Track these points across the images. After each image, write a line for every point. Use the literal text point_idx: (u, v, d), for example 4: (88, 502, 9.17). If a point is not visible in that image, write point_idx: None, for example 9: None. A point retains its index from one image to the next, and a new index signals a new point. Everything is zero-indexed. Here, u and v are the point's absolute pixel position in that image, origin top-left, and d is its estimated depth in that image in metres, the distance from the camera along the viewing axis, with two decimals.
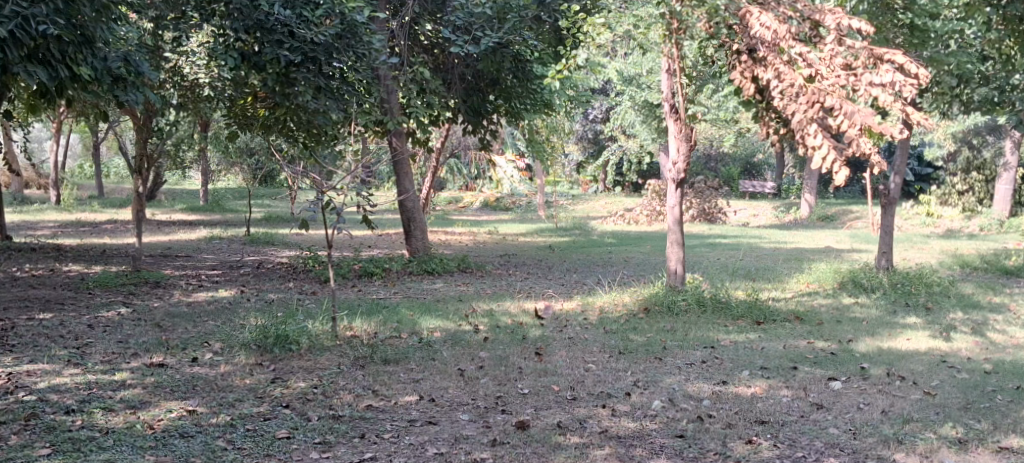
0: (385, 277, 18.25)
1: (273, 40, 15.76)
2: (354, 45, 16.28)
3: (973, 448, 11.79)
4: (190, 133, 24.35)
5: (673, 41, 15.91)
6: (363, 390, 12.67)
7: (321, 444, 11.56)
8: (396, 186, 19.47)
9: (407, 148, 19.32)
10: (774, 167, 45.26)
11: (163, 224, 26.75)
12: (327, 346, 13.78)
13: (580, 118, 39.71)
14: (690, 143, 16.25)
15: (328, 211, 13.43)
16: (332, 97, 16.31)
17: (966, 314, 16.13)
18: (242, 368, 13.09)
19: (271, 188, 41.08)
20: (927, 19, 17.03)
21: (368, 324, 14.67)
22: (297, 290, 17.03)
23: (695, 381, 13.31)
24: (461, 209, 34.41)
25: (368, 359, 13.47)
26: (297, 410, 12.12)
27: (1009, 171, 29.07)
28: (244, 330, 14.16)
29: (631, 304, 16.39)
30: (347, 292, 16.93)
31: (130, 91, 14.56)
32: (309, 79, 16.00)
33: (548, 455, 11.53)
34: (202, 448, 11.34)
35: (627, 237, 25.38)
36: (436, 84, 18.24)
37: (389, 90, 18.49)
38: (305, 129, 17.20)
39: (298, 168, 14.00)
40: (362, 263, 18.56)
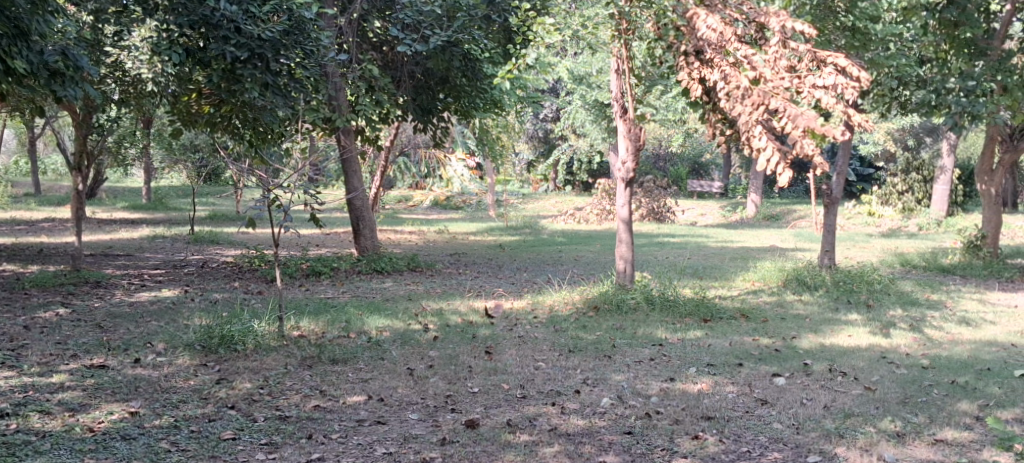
0: (333, 276, 18.37)
1: (219, 36, 15.79)
2: (303, 41, 16.53)
3: (910, 441, 12.13)
4: (132, 130, 24.30)
5: (621, 41, 16.48)
6: (310, 390, 12.83)
7: (267, 445, 11.71)
8: (345, 185, 19.51)
9: (356, 146, 19.39)
10: (721, 168, 45.80)
11: (104, 222, 26.63)
12: (273, 346, 13.91)
13: (530, 118, 39.90)
14: (638, 143, 16.72)
15: (277, 210, 13.36)
16: (280, 94, 16.39)
17: (905, 311, 16.54)
18: (187, 368, 13.20)
19: (214, 186, 40.91)
20: (869, 22, 17.51)
21: (315, 324, 14.83)
22: (243, 289, 17.11)
23: (643, 378, 13.60)
24: (410, 208, 34.50)
25: (315, 359, 13.62)
26: (242, 411, 12.26)
27: (946, 173, 29.57)
28: (188, 331, 14.28)
29: (581, 303, 16.67)
30: (295, 292, 17.03)
31: (68, 86, 14.48)
32: (256, 76, 15.97)
33: (497, 454, 11.74)
34: (144, 450, 11.45)
35: (576, 236, 25.62)
36: (386, 82, 18.26)
37: (339, 88, 18.55)
38: (251, 127, 17.58)
39: (244, 165, 13.90)
40: (311, 262, 18.67)
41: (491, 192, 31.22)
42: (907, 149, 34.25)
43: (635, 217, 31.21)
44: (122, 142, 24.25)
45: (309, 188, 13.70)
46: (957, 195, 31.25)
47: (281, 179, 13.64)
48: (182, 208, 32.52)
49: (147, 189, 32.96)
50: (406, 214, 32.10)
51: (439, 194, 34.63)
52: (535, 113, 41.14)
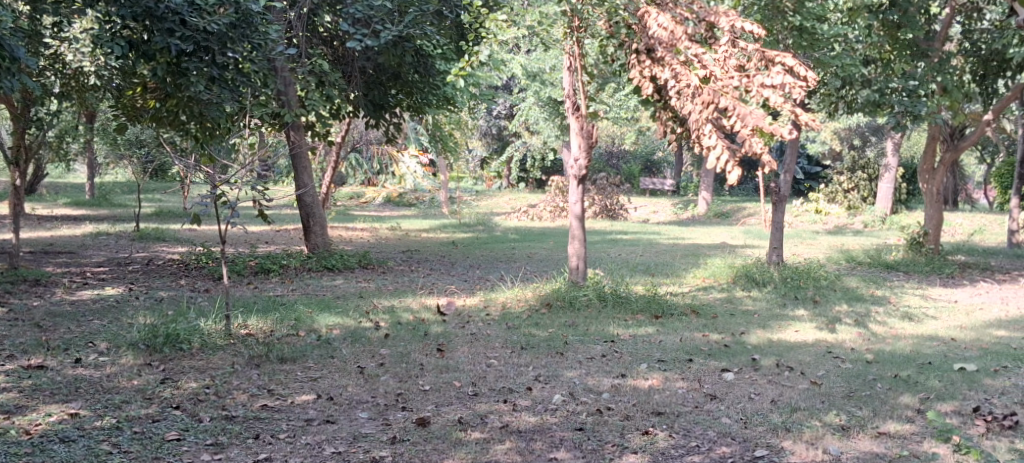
0: (282, 274, 18.43)
1: (163, 28, 15.48)
2: (250, 35, 16.20)
3: (854, 434, 12.36)
4: (73, 125, 24.27)
5: (574, 39, 16.58)
6: (258, 389, 12.91)
7: (213, 445, 11.76)
8: (295, 181, 19.53)
9: (306, 142, 19.40)
10: (673, 166, 46.16)
11: (45, 219, 26.51)
12: (219, 345, 13.97)
13: (484, 115, 40.08)
14: (590, 141, 16.76)
15: (224, 205, 13.42)
16: (226, 88, 16.30)
17: (850, 307, 16.87)
18: (130, 368, 13.24)
19: (160, 182, 40.83)
20: (815, 22, 17.85)
21: (263, 322, 14.90)
22: (189, 288, 17.13)
23: (594, 375, 13.79)
24: (363, 205, 34.55)
25: (263, 358, 13.70)
26: (187, 411, 12.32)
27: (890, 171, 30.03)
28: (131, 330, 14.33)
29: (533, 300, 16.85)
30: (242, 290, 17.05)
31: (6, 79, 14.09)
32: (202, 69, 15.89)
33: (447, 451, 11.86)
34: (84, 452, 11.47)
35: (529, 233, 25.80)
36: (335, 77, 18.14)
37: (287, 82, 18.75)
38: (198, 122, 17.00)
39: (191, 162, 13.95)
40: (259, 260, 18.72)
41: (444, 188, 31.32)
42: (853, 148, 34.80)
43: (588, 214, 31.44)
44: (63, 137, 24.20)
45: (256, 183, 13.86)
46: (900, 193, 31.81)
47: (228, 175, 13.74)
48: (127, 204, 32.41)
49: (91, 186, 32.80)
50: (358, 210, 32.20)
51: (391, 191, 34.67)
52: (488, 110, 41.30)
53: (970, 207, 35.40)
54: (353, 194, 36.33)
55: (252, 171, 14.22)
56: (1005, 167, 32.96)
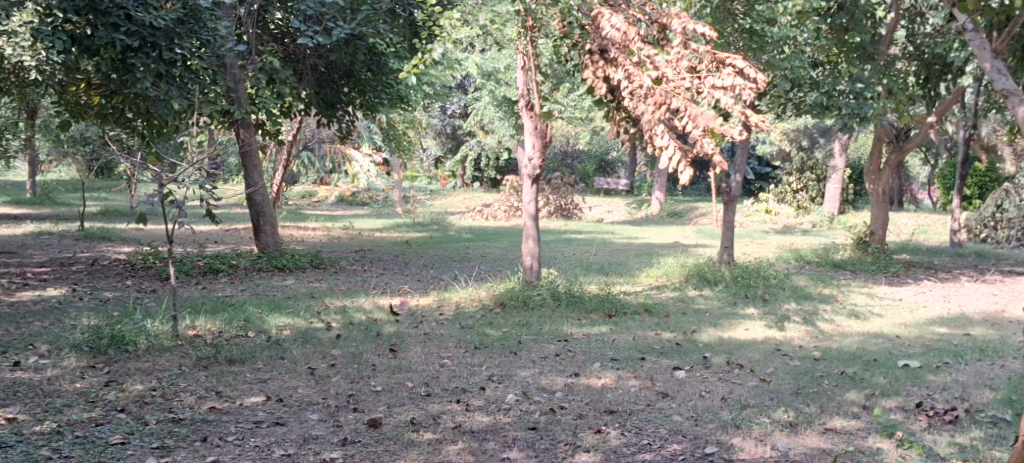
0: (231, 274, 18.45)
1: (108, 23, 15.24)
2: (197, 31, 16.23)
3: (802, 430, 12.54)
4: (15, 121, 24.05)
5: (528, 38, 16.78)
6: (206, 391, 12.95)
7: (159, 449, 11.75)
8: (245, 180, 19.49)
9: (255, 141, 19.22)
10: (627, 166, 46.43)
11: None
12: (166, 346, 13.99)
13: (438, 114, 40.09)
14: (545, 140, 17.08)
15: (171, 203, 13.34)
16: (174, 84, 16.03)
17: (799, 305, 17.14)
18: (73, 370, 13.20)
19: (105, 181, 40.49)
20: (765, 25, 18.12)
21: (212, 323, 14.93)
22: (135, 288, 17.10)
23: (548, 374, 13.94)
24: (315, 204, 34.49)
25: (212, 359, 13.75)
26: (132, 414, 12.30)
27: (837, 173, 30.60)
28: (73, 332, 14.27)
29: (487, 299, 16.99)
30: (190, 291, 17.05)
31: None
32: (148, 65, 15.65)
33: (400, 452, 11.95)
34: (23, 457, 11.40)
35: (484, 232, 25.92)
36: (287, 74, 18.13)
37: (237, 80, 18.70)
38: (145, 119, 17.15)
39: (137, 160, 13.81)
40: (208, 260, 18.73)
41: (398, 188, 31.34)
42: (801, 150, 35.26)
43: (542, 214, 31.59)
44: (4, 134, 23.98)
45: (204, 182, 13.81)
46: (846, 193, 32.32)
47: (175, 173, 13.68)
48: (71, 203, 32.12)
49: (33, 184, 32.49)
50: (310, 210, 32.22)
51: (344, 190, 34.64)
52: (443, 109, 41.37)
53: (915, 208, 35.96)
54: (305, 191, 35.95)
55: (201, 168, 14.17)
56: (948, 168, 33.56)
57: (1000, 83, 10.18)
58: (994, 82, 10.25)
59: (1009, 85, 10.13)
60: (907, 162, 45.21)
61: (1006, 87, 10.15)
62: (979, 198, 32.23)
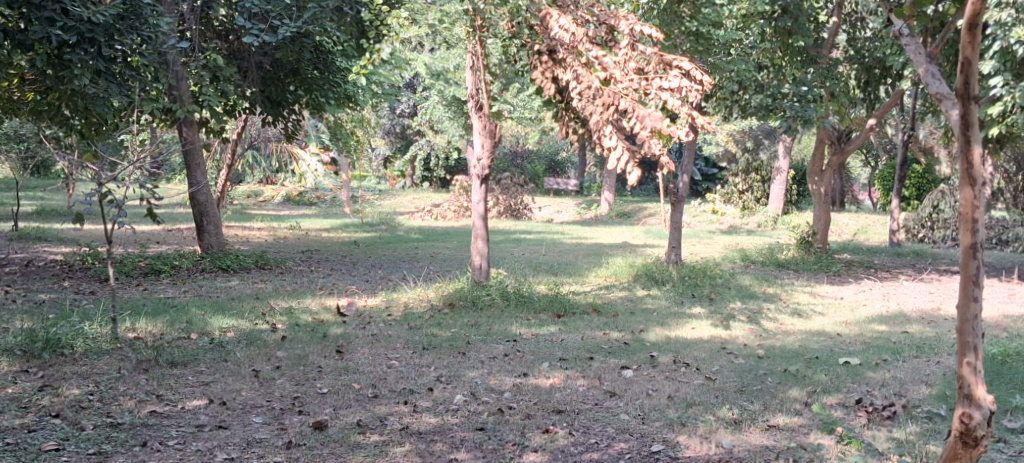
0: (173, 274, 18.38)
1: (43, 17, 15.02)
2: (139, 27, 16.16)
3: (745, 428, 12.67)
4: None
5: (477, 38, 16.72)
6: (146, 395, 12.90)
7: (95, 454, 11.69)
8: (187, 179, 19.39)
9: (199, 140, 19.10)
10: (577, 166, 46.64)
11: None
12: (104, 349, 13.92)
13: (387, 113, 40.05)
14: (494, 139, 17.05)
15: (110, 203, 13.30)
16: (114, 82, 15.90)
17: (743, 304, 17.36)
18: (7, 375, 13.07)
19: (43, 179, 39.98)
20: (710, 27, 18.33)
21: (153, 325, 14.86)
22: (73, 290, 17.00)
23: (496, 374, 14.03)
24: (261, 204, 34.34)
25: (152, 362, 13.69)
26: (68, 419, 12.23)
27: (781, 174, 30.79)
28: (7, 334, 14.13)
29: (435, 300, 17.03)
30: (131, 292, 16.97)
31: None
32: (86, 61, 15.47)
33: (345, 455, 11.98)
34: None
35: (432, 232, 25.97)
36: (230, 73, 18.00)
37: (179, 77, 18.21)
38: (84, 116, 16.85)
39: (74, 159, 13.73)
40: (149, 261, 18.66)
41: (346, 188, 31.31)
42: (746, 151, 35.63)
43: (493, 214, 31.69)
44: None
45: (144, 182, 13.72)
46: (790, 194, 32.66)
47: (115, 173, 13.62)
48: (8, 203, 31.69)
49: None
50: (255, 209, 32.06)
51: (292, 189, 34.53)
52: (391, 109, 41.35)
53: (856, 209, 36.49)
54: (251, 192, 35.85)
55: (142, 168, 14.07)
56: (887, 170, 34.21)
57: (934, 86, 10.27)
58: (928, 86, 10.33)
59: (942, 88, 10.21)
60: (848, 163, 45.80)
61: (940, 90, 10.23)
62: (918, 199, 32.77)
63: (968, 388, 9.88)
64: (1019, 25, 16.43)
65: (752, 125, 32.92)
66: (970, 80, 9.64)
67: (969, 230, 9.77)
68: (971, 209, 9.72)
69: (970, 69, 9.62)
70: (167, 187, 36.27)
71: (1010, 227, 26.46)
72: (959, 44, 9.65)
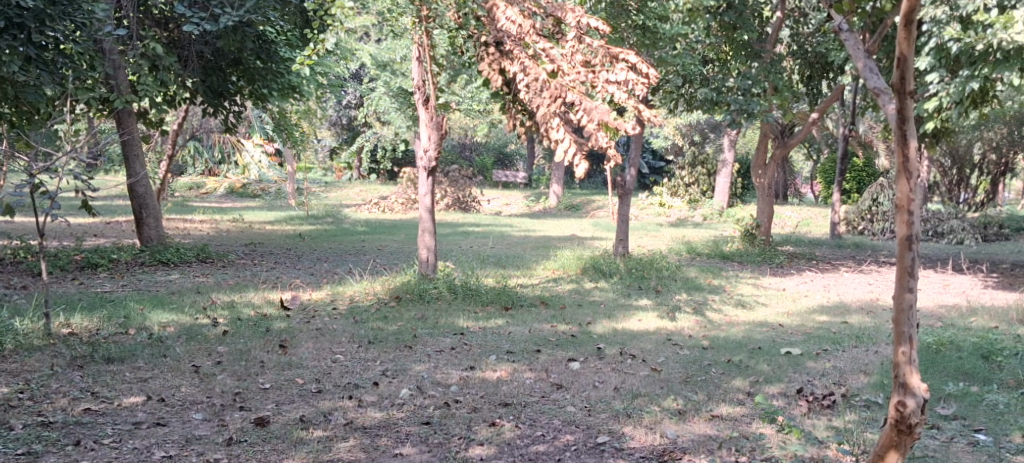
0: (111, 268, 18.15)
1: None
2: (72, 13, 15.78)
3: (690, 418, 12.69)
4: None
5: (422, 29, 16.78)
6: (80, 392, 12.73)
7: (26, 454, 11.53)
8: (126, 170, 19.13)
9: (138, 131, 18.86)
10: (525, 158, 46.71)
11: None
12: (36, 346, 13.70)
13: (333, 104, 39.88)
14: (441, 131, 17.06)
15: (42, 195, 13.05)
16: (45, 69, 15.63)
17: (689, 295, 17.42)
18: None
19: None
20: (657, 22, 18.42)
21: (88, 321, 14.67)
22: (5, 285, 16.72)
23: (443, 368, 13.97)
24: (204, 196, 34.05)
25: (87, 358, 13.51)
26: None
27: (726, 167, 31.23)
28: None
29: (381, 293, 16.91)
30: (65, 286, 16.72)
31: None
32: (15, 48, 15.20)
33: (287, 451, 11.90)
34: None
35: (379, 225, 25.83)
36: (170, 61, 17.57)
37: (118, 66, 18.00)
38: (14, 105, 16.55)
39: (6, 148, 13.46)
40: (86, 254, 18.40)
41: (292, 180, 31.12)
42: (692, 144, 35.81)
43: (441, 206, 31.60)
44: None
45: (79, 172, 13.50)
46: (735, 187, 32.89)
47: (49, 163, 13.38)
48: None
49: None
50: (197, 201, 31.75)
51: (235, 182, 34.27)
52: (338, 100, 41.23)
53: (798, 201, 36.77)
54: (192, 184, 35.74)
55: (79, 158, 13.88)
56: (828, 164, 34.56)
57: (871, 81, 10.32)
58: (866, 80, 10.38)
59: (880, 83, 10.27)
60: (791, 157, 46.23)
61: (878, 85, 10.26)
62: (858, 192, 33.11)
63: (903, 377, 10.00)
64: (954, 22, 16.65)
65: (699, 118, 33.09)
66: (906, 76, 9.75)
67: (905, 222, 9.92)
68: (908, 202, 9.86)
69: (905, 65, 9.73)
70: (107, 179, 35.80)
71: (945, 220, 26.79)
72: (895, 40, 9.75)
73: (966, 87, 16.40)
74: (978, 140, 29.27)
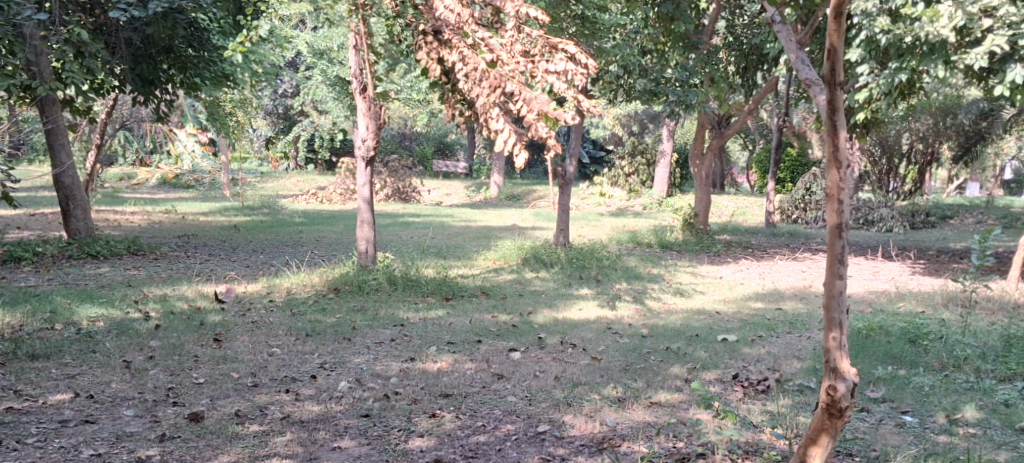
0: (37, 262, 17.78)
1: None
2: None
3: (629, 405, 12.65)
4: None
5: (359, 16, 16.34)
6: (4, 390, 12.43)
7: None
8: (51, 161, 18.69)
9: (63, 122, 18.46)
10: (466, 148, 46.57)
11: None
12: None
13: (268, 93, 39.50)
14: (379, 121, 16.81)
15: None
16: None
17: (629, 284, 17.39)
18: None
19: None
20: (597, 12, 18.34)
21: (12, 316, 14.33)
22: None
23: (382, 360, 13.81)
24: (135, 186, 33.56)
25: (11, 355, 13.20)
26: None
27: (665, 157, 31.34)
28: None
29: (319, 285, 16.69)
30: None
31: None
32: None
33: (222, 447, 11.71)
34: None
35: (316, 216, 25.56)
36: (97, 47, 17.01)
37: (38, 52, 17.36)
38: None
39: None
40: (11, 248, 18.01)
41: (227, 171, 30.70)
42: (632, 134, 35.88)
43: (381, 196, 31.39)
44: None
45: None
46: (674, 177, 32.99)
47: None
48: None
49: None
50: (128, 193, 31.22)
51: (168, 172, 33.81)
52: (273, 89, 40.83)
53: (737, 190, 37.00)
54: (123, 174, 35.21)
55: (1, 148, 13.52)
56: (763, 153, 34.80)
57: (803, 72, 10.32)
58: (798, 72, 10.37)
59: (812, 74, 10.29)
60: (731, 147, 46.48)
61: (809, 76, 10.28)
62: (793, 181, 33.38)
63: (833, 361, 10.10)
64: (883, 15, 16.61)
65: (638, 108, 33.12)
66: (836, 67, 9.83)
67: (835, 210, 10.02)
68: (838, 191, 9.94)
69: (836, 56, 9.82)
70: (36, 171, 35.14)
71: (875, 208, 27.00)
72: (826, 31, 9.85)
73: (895, 78, 16.55)
74: (906, 131, 29.63)
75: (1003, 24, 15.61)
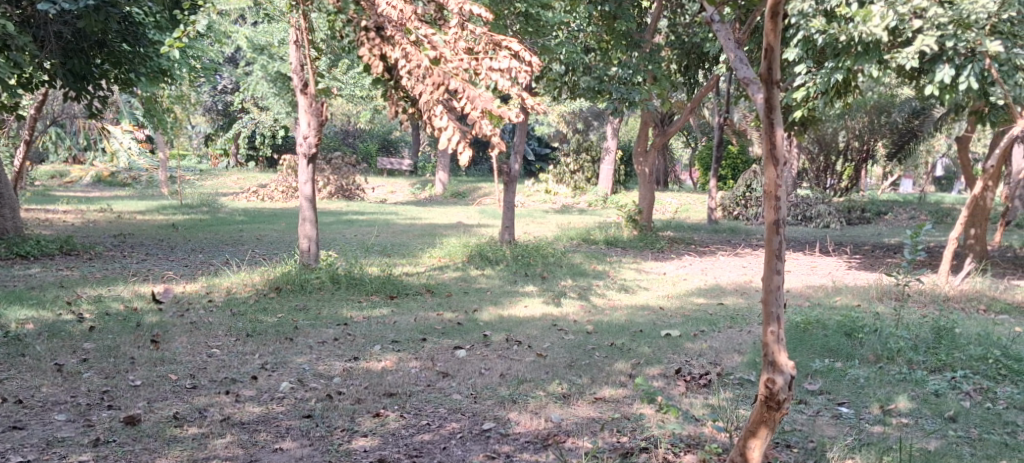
0: None
1: None
2: None
3: (574, 401, 12.55)
4: None
5: (300, 11, 16.14)
6: None
7: None
8: None
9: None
10: (410, 145, 46.33)
11: None
12: None
13: (208, 90, 39.04)
14: (321, 118, 16.55)
15: None
16: None
17: (574, 281, 17.30)
18: None
19: None
20: (540, 10, 18.34)
21: None
22: None
23: (325, 360, 13.60)
24: (70, 184, 33.01)
25: None
26: None
27: (609, 154, 31.31)
28: None
29: (260, 284, 16.43)
30: None
31: None
32: None
33: (159, 450, 11.47)
34: None
35: (258, 214, 25.24)
36: (24, 40, 16.44)
37: None
38: None
39: None
40: None
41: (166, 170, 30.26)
42: (578, 131, 35.83)
43: (324, 194, 31.10)
44: None
45: None
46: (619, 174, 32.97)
47: None
48: None
49: None
50: (62, 191, 30.67)
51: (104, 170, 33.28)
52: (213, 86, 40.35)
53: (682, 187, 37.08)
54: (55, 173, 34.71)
55: None
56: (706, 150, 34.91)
57: (741, 71, 10.27)
58: (735, 70, 10.32)
59: (749, 73, 10.23)
60: (677, 143, 46.59)
61: (747, 75, 10.23)
62: (734, 178, 33.52)
63: (771, 355, 10.06)
64: (819, 15, 16.67)
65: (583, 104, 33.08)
66: (773, 66, 9.83)
67: (772, 207, 9.96)
68: (774, 188, 9.89)
69: (773, 55, 9.80)
70: None
71: (812, 205, 27.11)
72: (763, 31, 9.81)
73: (831, 78, 16.59)
74: (844, 128, 29.91)
75: (931, 25, 15.75)
